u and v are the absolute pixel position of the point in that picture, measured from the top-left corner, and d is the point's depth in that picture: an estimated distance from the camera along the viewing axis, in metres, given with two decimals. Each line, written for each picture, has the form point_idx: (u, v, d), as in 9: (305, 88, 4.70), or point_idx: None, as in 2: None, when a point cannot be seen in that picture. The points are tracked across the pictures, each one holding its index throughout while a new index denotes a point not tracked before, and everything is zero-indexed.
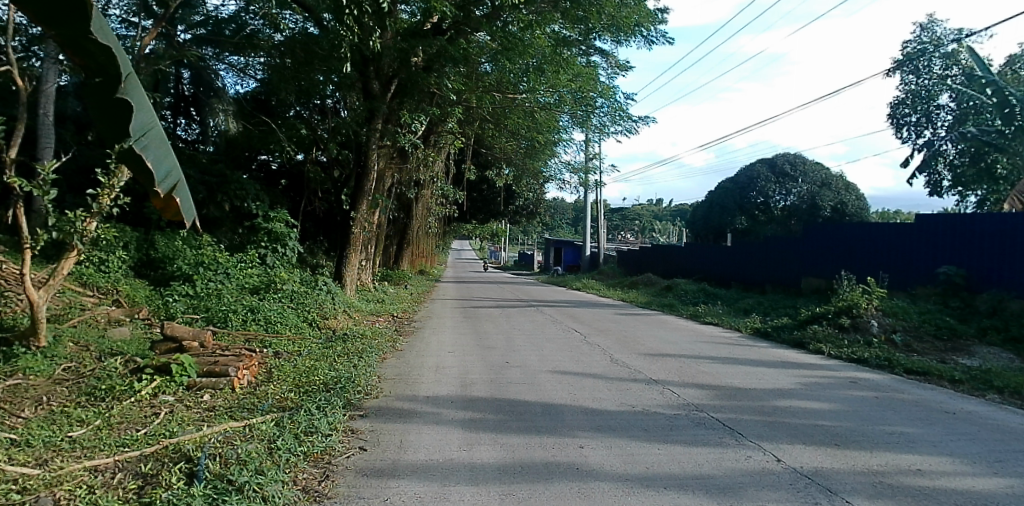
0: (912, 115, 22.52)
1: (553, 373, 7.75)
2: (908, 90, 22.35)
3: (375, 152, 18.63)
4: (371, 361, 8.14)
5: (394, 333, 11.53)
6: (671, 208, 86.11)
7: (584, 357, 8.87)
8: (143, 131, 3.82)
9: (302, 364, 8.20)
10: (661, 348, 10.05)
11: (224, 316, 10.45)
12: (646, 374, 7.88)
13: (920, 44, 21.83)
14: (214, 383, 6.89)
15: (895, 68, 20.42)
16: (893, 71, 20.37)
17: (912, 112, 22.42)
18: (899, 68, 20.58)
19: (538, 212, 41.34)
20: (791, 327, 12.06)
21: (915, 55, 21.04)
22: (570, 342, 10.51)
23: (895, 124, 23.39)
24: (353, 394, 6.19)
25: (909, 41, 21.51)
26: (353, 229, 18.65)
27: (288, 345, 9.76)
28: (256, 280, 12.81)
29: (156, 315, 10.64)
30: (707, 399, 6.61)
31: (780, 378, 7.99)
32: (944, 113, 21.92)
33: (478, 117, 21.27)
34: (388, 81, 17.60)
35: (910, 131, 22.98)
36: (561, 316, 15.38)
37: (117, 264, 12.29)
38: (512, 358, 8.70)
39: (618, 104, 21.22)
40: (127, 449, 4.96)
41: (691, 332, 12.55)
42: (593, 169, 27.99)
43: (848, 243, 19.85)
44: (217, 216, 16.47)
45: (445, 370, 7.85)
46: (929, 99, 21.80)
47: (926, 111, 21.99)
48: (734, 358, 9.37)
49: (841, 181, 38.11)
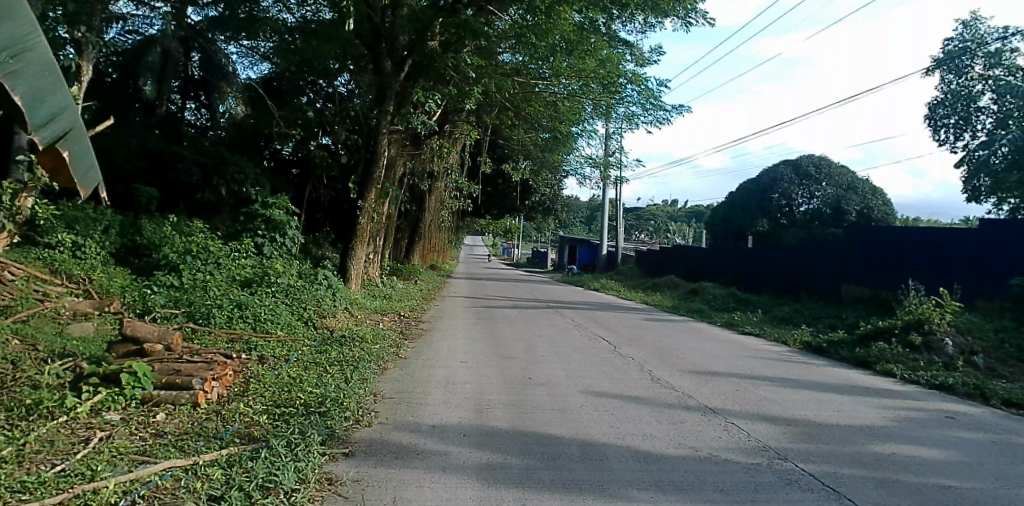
0: (951, 118, 20.80)
1: (586, 395, 6.41)
2: (948, 90, 20.52)
3: (386, 136, 17.07)
4: (368, 373, 6.84)
5: (398, 337, 10.21)
6: (688, 209, 84.30)
7: (619, 375, 7.48)
8: (12, 52, 2.76)
9: (289, 374, 6.94)
10: (706, 365, 8.64)
11: (206, 312, 9.30)
12: (698, 399, 6.49)
13: (961, 42, 19.90)
14: (174, 397, 5.65)
15: (934, 67, 18.74)
16: (932, 71, 18.71)
17: (951, 114, 20.68)
18: (938, 67, 18.91)
19: (554, 209, 39.98)
20: (849, 343, 10.56)
21: (956, 52, 19.33)
22: (599, 353, 9.13)
23: (932, 126, 21.64)
24: (337, 422, 4.86)
25: (949, 37, 19.80)
26: (360, 219, 17.19)
27: (276, 348, 8.53)
28: (249, 272, 11.54)
29: (131, 309, 9.46)
30: (786, 441, 5.22)
31: (862, 412, 6.56)
32: (985, 115, 20.19)
33: (496, 105, 19.82)
34: (401, 60, 16.14)
35: (948, 133, 21.23)
36: (582, 320, 14.01)
37: (95, 251, 11.16)
38: (534, 373, 7.37)
39: (648, 90, 19.63)
40: (23, 495, 3.61)
41: (734, 345, 11.08)
42: (614, 164, 26.53)
43: (896, 249, 18.20)
44: (213, 201, 15.29)
45: (455, 388, 6.51)
46: (969, 100, 20.05)
47: (965, 114, 20.24)
48: (797, 382, 7.92)
49: (870, 185, 36.29)
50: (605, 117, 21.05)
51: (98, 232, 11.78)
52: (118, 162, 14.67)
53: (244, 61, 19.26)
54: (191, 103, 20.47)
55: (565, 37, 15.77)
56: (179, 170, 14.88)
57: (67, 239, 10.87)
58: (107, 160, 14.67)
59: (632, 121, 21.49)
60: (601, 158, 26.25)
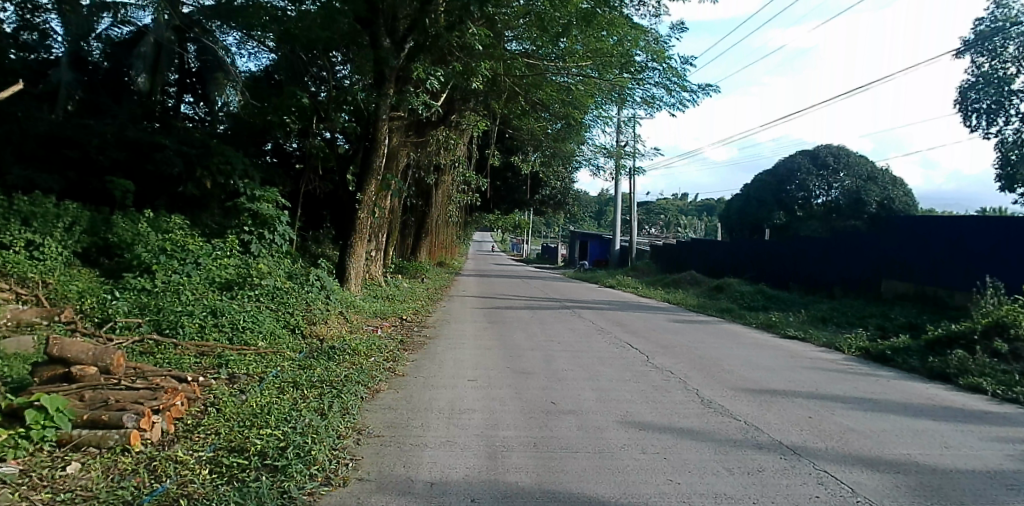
0: (982, 103, 18.39)
1: (628, 428, 5.07)
2: (978, 72, 18.24)
3: (386, 122, 15.60)
4: (353, 400, 5.52)
5: (396, 347, 8.90)
6: (700, 203, 82.76)
7: (663, 397, 6.14)
8: None
9: (260, 400, 5.66)
10: (759, 380, 7.27)
11: (175, 321, 8.07)
12: (769, 433, 5.12)
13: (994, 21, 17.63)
14: (99, 439, 4.39)
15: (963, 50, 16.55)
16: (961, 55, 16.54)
17: (982, 98, 18.44)
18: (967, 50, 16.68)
19: (566, 202, 38.65)
20: (918, 350, 9.10)
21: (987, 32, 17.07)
22: (631, 366, 7.77)
23: (961, 111, 19.40)
24: (298, 483, 3.54)
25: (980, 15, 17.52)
26: (359, 213, 15.78)
27: (251, 363, 7.25)
28: (230, 274, 10.27)
29: (88, 318, 8.23)
30: (908, 502, 3.83)
31: (978, 448, 5.15)
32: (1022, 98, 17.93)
33: (505, 91, 18.35)
34: (402, 38, 14.73)
35: (980, 119, 18.99)
36: (604, 322, 12.67)
37: (58, 251, 9.94)
38: (559, 396, 6.03)
39: (672, 68, 18.07)
40: None
41: (782, 352, 9.68)
42: (628, 153, 25.12)
43: (950, 240, 16.64)
44: (197, 195, 14.10)
45: (461, 419, 5.17)
46: (1004, 82, 17.80)
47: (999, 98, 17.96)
48: (878, 404, 6.51)
49: (890, 175, 34.18)
50: (620, 102, 19.62)
51: (61, 229, 10.55)
52: (93, 153, 13.47)
53: (244, 52, 18.25)
54: (189, 95, 19.44)
55: (579, 11, 14.31)
56: (159, 161, 13.74)
57: (23, 239, 9.65)
58: (81, 151, 13.44)
59: (653, 104, 19.96)
60: (614, 147, 24.81)
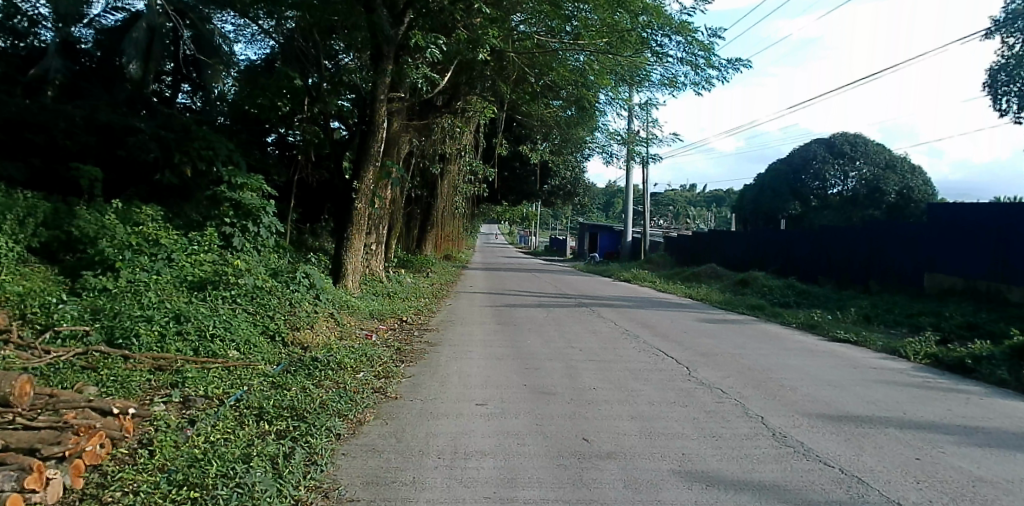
0: (1014, 85, 16.65)
1: (693, 482, 3.77)
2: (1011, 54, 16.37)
3: (384, 103, 14.18)
4: (325, 442, 4.25)
5: (391, 357, 7.65)
6: (709, 194, 81.24)
7: (725, 430, 4.84)
8: None
9: (209, 437, 4.39)
10: (832, 402, 5.94)
11: (129, 328, 6.82)
12: (878, 489, 3.81)
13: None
14: None
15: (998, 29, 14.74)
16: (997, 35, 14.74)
17: (1012, 81, 16.62)
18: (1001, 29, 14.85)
19: (576, 192, 37.42)
20: (1003, 359, 7.75)
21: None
22: (672, 382, 6.49)
23: (991, 94, 17.57)
24: None
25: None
26: (356, 203, 14.42)
27: (214, 382, 5.97)
28: (205, 271, 9.04)
29: (28, 324, 6.98)
30: None
31: None
32: None
33: (513, 73, 16.99)
34: (401, 11, 13.38)
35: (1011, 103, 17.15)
36: (628, 323, 11.40)
37: (8, 245, 8.72)
38: (592, 429, 4.74)
39: (697, 42, 16.48)
40: None
41: (839, 360, 8.34)
42: (642, 140, 23.72)
43: (1002, 229, 15.07)
44: (177, 184, 12.97)
45: (466, 470, 3.88)
46: None
47: None
48: (992, 435, 5.17)
49: (908, 163, 32.60)
50: (636, 83, 18.17)
51: (13, 222, 9.32)
52: (61, 139, 12.28)
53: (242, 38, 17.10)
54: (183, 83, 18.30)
55: None
56: (132, 146, 12.59)
57: None
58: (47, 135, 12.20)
59: (675, 83, 18.42)
60: (628, 134, 23.40)
